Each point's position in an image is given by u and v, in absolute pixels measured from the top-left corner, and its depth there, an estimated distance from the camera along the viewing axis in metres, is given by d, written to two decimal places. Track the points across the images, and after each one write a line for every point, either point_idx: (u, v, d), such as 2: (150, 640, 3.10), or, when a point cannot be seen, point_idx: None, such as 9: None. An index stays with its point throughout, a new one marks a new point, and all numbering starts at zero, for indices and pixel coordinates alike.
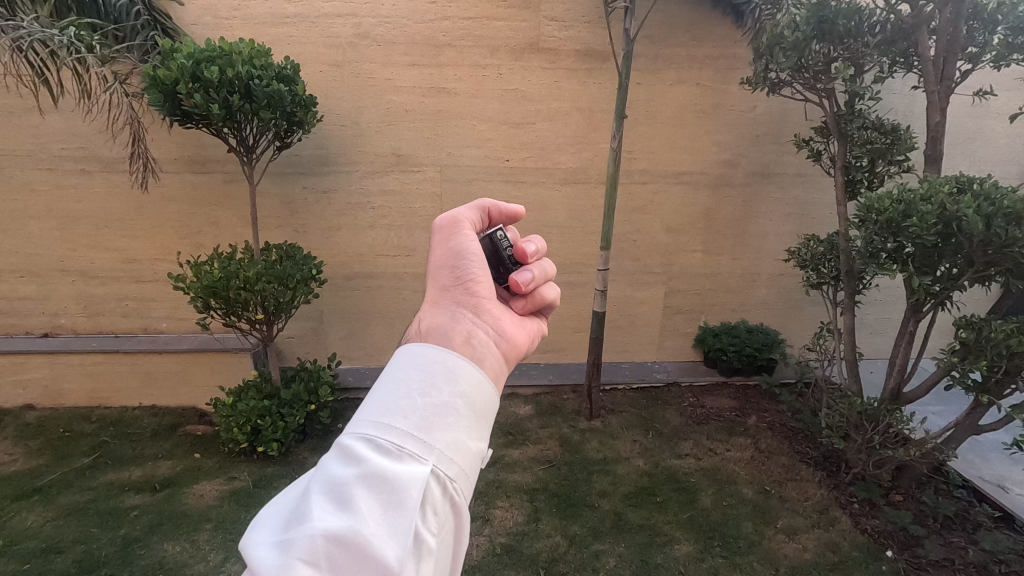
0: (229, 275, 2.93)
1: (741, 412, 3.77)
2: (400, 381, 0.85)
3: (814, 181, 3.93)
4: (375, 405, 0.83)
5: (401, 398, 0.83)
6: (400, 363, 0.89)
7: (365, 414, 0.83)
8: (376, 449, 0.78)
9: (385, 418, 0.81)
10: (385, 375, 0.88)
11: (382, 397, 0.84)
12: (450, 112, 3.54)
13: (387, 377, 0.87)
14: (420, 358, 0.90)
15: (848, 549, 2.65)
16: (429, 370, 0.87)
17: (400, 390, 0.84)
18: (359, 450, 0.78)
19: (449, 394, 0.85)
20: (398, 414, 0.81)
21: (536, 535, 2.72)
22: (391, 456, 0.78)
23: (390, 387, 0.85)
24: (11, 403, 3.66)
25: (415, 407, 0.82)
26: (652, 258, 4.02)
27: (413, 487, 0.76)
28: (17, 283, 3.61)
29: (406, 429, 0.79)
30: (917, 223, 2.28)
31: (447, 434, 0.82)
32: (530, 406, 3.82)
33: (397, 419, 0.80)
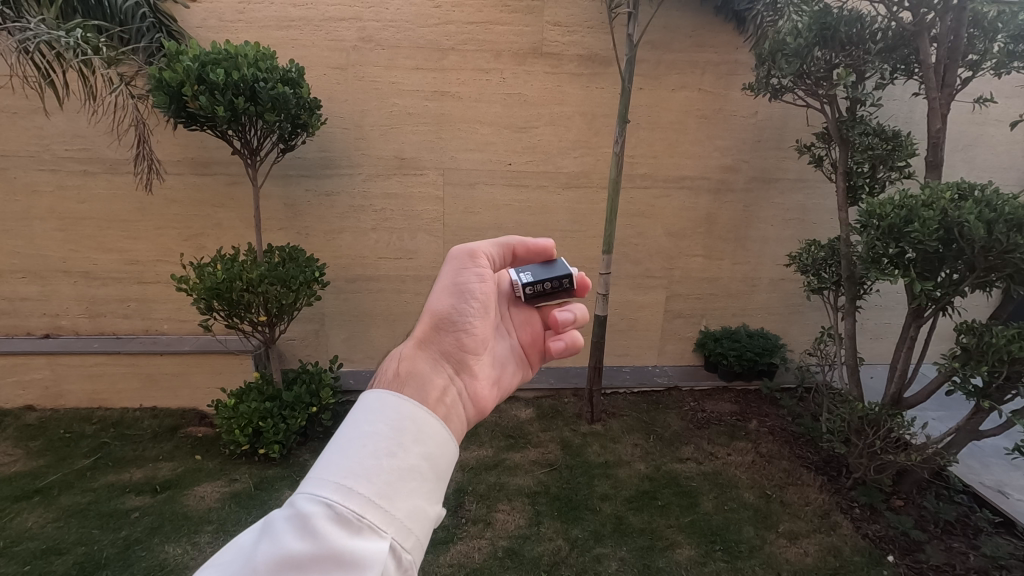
0: (232, 277, 2.93)
1: (742, 416, 3.77)
2: (367, 441, 0.86)
3: (815, 186, 3.95)
4: (337, 464, 0.82)
5: (366, 460, 0.83)
6: (367, 419, 0.90)
7: (325, 473, 0.81)
8: (337, 516, 0.77)
9: (348, 480, 0.80)
10: (348, 431, 0.88)
11: (345, 457, 0.83)
12: (454, 116, 3.56)
13: (351, 435, 0.87)
14: (388, 414, 0.91)
15: (850, 554, 2.66)
16: (397, 431, 0.89)
17: (366, 451, 0.84)
18: (318, 516, 0.77)
19: (414, 459, 0.87)
20: (362, 480, 0.81)
21: (538, 538, 2.72)
22: (351, 523, 0.77)
23: (356, 445, 0.85)
24: (12, 404, 3.66)
25: (379, 470, 0.83)
26: (653, 262, 4.03)
27: (370, 561, 0.75)
28: (18, 284, 3.61)
29: (370, 496, 0.80)
30: (919, 229, 2.29)
31: (408, 500, 0.83)
32: (531, 410, 3.83)
33: (361, 486, 0.80)
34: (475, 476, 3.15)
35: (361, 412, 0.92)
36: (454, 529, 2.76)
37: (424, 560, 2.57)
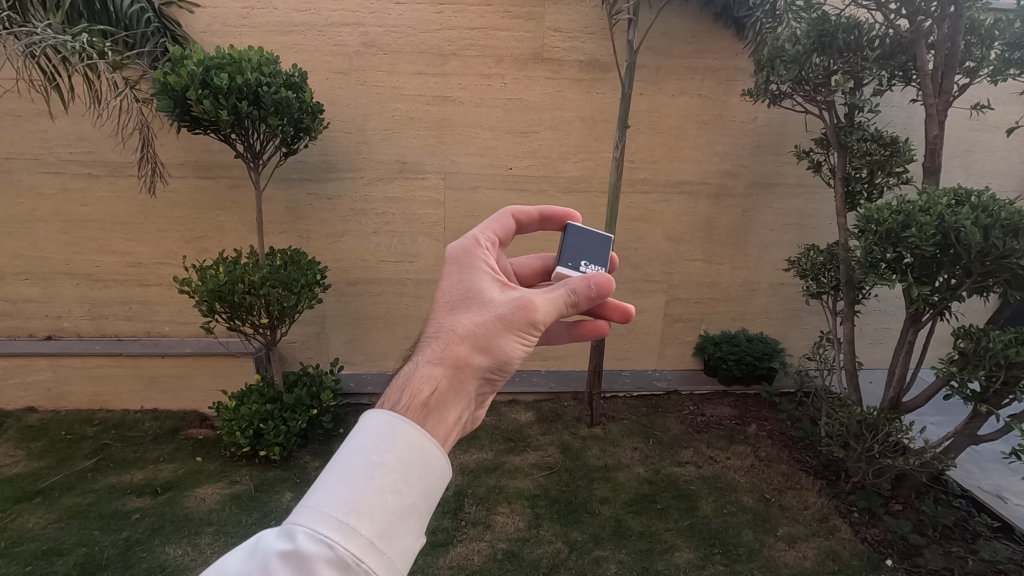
0: (235, 279, 2.95)
1: (741, 420, 3.79)
2: (374, 474, 0.86)
3: (814, 192, 3.97)
4: (339, 499, 0.83)
5: (368, 497, 0.84)
6: (376, 447, 0.90)
7: (325, 506, 0.82)
8: (336, 556, 0.78)
9: (350, 519, 0.81)
10: (354, 460, 0.88)
11: (347, 491, 0.84)
12: (455, 121, 3.58)
13: (358, 463, 0.87)
14: (395, 444, 0.91)
15: (848, 558, 2.66)
16: (405, 464, 0.89)
17: (369, 486, 0.85)
18: (317, 554, 0.78)
19: (415, 496, 0.88)
20: (364, 519, 0.82)
21: (537, 541, 2.73)
22: (351, 564, 0.78)
23: (361, 478, 0.85)
24: (14, 406, 3.68)
25: (380, 509, 0.83)
26: (653, 267, 4.05)
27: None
28: (21, 286, 3.63)
29: (370, 538, 0.81)
30: (916, 233, 2.31)
31: (405, 539, 0.85)
32: (531, 413, 3.84)
33: (362, 526, 0.81)
34: (475, 479, 3.16)
35: (365, 437, 0.92)
36: (454, 531, 2.77)
37: (424, 561, 2.58)
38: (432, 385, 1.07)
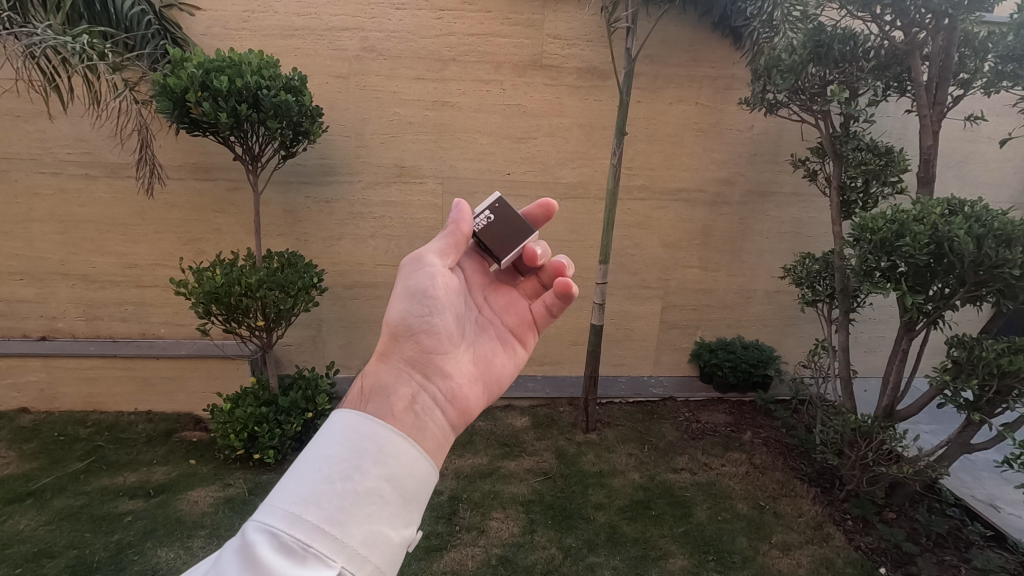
0: (231, 281, 2.95)
1: (737, 427, 3.80)
2: (325, 462, 0.87)
3: (810, 201, 4.00)
4: (288, 490, 0.83)
5: (317, 484, 0.83)
6: (327, 439, 0.91)
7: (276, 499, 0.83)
8: (284, 541, 0.77)
9: (297, 508, 0.80)
10: (305, 454, 0.88)
11: (295, 482, 0.84)
12: (454, 126, 3.60)
13: (310, 456, 0.88)
14: (347, 435, 0.92)
15: (842, 566, 2.66)
16: (356, 451, 0.90)
17: (318, 475, 0.84)
18: (267, 542, 0.77)
19: (370, 480, 0.87)
20: (312, 505, 0.81)
21: (532, 546, 2.72)
22: (302, 546, 0.77)
23: (311, 469, 0.85)
24: (6, 407, 3.65)
25: (330, 495, 0.83)
26: (650, 273, 4.06)
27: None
28: (17, 286, 3.61)
29: (318, 522, 0.79)
30: (909, 242, 2.33)
31: (364, 527, 0.83)
32: (527, 418, 3.84)
33: (310, 511, 0.80)
34: (470, 483, 3.16)
35: (319, 436, 0.93)
36: (447, 536, 2.76)
37: (418, 566, 2.57)
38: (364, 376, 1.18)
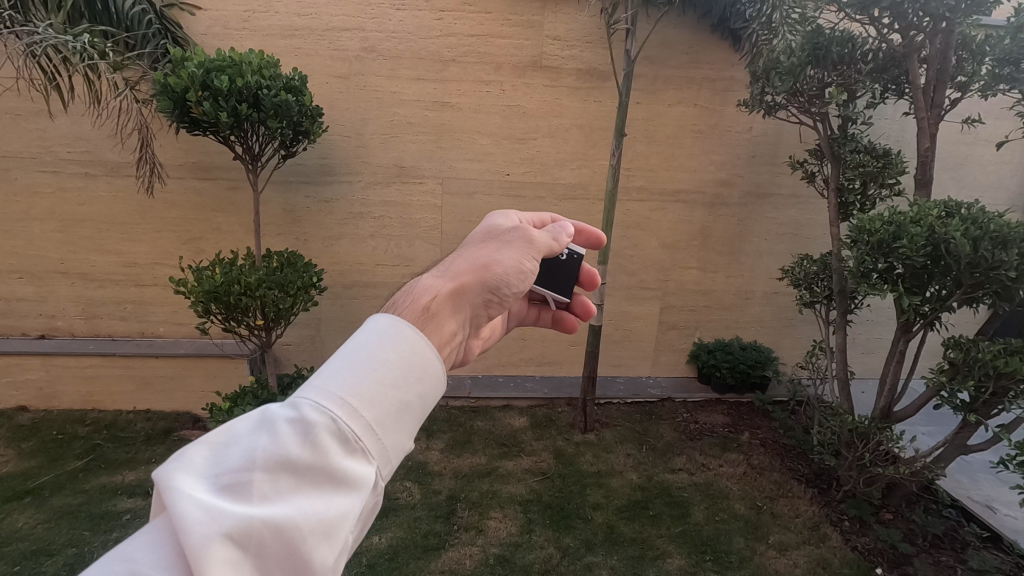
0: (231, 280, 2.95)
1: (735, 428, 3.81)
2: (381, 361, 0.83)
3: (808, 202, 4.01)
4: (342, 379, 0.80)
5: (372, 384, 0.80)
6: (385, 337, 0.87)
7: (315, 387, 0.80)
8: (326, 433, 0.75)
9: (351, 401, 0.78)
10: (362, 348, 0.84)
11: (352, 373, 0.80)
12: (454, 126, 3.61)
13: (366, 349, 0.84)
14: (404, 343, 0.87)
15: (838, 566, 2.67)
16: (411, 360, 0.86)
17: (374, 375, 0.81)
18: (306, 431, 0.75)
19: (413, 388, 0.84)
20: (364, 402, 0.78)
21: (530, 546, 2.73)
22: (342, 442, 0.75)
23: (366, 365, 0.82)
24: (5, 405, 3.64)
25: (381, 397, 0.80)
26: (649, 274, 4.08)
27: (354, 490, 0.75)
28: (16, 284, 3.61)
29: (369, 421, 0.78)
30: (906, 244, 2.34)
31: (403, 436, 0.82)
32: (525, 418, 3.85)
33: (362, 408, 0.78)
34: (468, 483, 3.16)
35: (377, 332, 0.88)
36: (445, 536, 2.77)
37: (416, 565, 2.58)
38: (436, 291, 1.11)
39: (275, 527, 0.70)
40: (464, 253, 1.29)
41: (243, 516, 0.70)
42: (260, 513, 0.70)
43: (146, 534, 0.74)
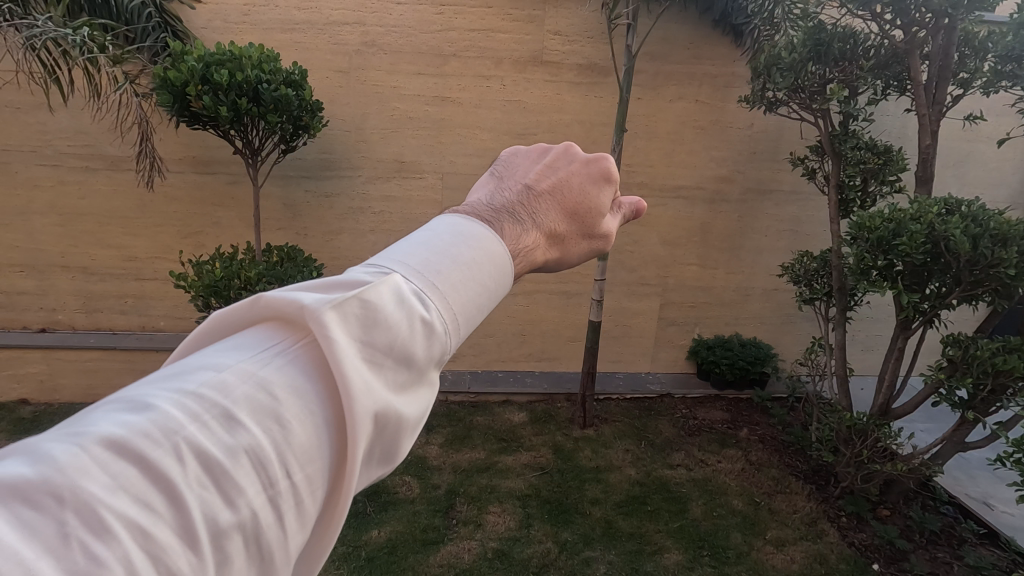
0: (231, 275, 2.96)
1: (733, 424, 3.82)
2: (474, 260, 0.73)
3: (808, 199, 4.01)
4: (440, 267, 0.70)
5: (468, 283, 0.71)
6: (476, 239, 0.76)
7: (411, 269, 0.68)
8: (424, 319, 0.64)
9: (448, 292, 0.68)
10: (456, 244, 0.74)
11: (449, 266, 0.71)
12: (454, 122, 3.60)
13: (460, 244, 0.74)
14: (492, 258, 0.76)
15: (835, 562, 2.69)
16: (497, 271, 0.76)
17: (469, 273, 0.72)
18: (411, 309, 0.64)
19: (490, 302, 0.75)
20: (459, 296, 0.69)
21: (528, 540, 2.74)
22: (436, 334, 0.65)
23: (461, 261, 0.72)
24: (6, 397, 3.65)
25: (471, 298, 0.71)
26: (649, 270, 4.08)
27: (427, 391, 0.65)
28: (16, 277, 3.62)
29: (459, 317, 0.69)
30: (906, 241, 2.34)
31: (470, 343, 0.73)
32: (524, 413, 3.87)
33: (457, 300, 0.69)
34: (467, 478, 3.17)
35: (467, 232, 0.77)
36: (444, 530, 2.78)
37: (414, 559, 2.59)
38: (531, 263, 0.87)
39: (380, 402, 0.57)
40: (579, 187, 0.98)
41: (355, 374, 0.56)
42: (368, 379, 0.57)
43: (206, 366, 0.54)
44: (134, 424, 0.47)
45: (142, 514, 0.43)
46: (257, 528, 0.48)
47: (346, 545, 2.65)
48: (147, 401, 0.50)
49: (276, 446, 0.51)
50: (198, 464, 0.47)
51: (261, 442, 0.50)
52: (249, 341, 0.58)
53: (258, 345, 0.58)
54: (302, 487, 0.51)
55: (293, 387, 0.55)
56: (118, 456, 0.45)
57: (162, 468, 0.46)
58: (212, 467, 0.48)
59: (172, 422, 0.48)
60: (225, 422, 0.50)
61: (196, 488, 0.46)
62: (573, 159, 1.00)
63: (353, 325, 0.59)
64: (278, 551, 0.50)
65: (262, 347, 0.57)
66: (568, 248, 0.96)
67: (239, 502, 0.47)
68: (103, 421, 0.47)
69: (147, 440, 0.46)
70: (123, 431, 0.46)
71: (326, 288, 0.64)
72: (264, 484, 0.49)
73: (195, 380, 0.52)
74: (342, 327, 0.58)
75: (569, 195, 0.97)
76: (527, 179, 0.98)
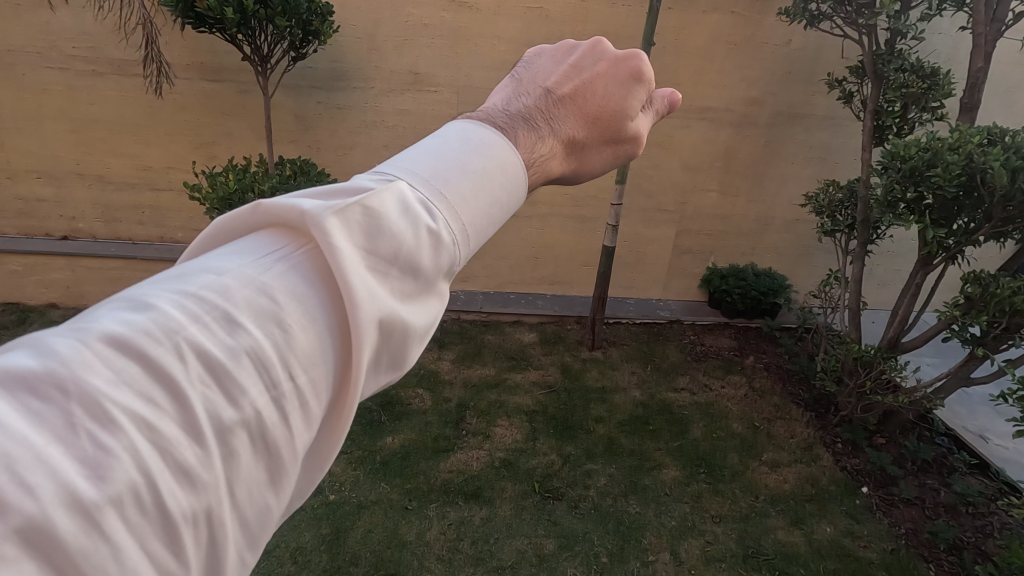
0: (245, 188, 2.95)
1: (740, 352, 3.87)
2: (483, 168, 0.72)
3: (841, 125, 3.81)
4: (446, 176, 0.69)
5: (474, 191, 0.70)
6: (485, 146, 0.74)
7: (416, 179, 0.68)
8: (429, 228, 0.64)
9: (453, 203, 0.68)
10: (464, 151, 0.72)
11: (455, 174, 0.70)
12: (472, 31, 3.40)
13: (467, 150, 0.73)
14: (503, 165, 0.74)
15: (826, 483, 2.80)
16: (507, 179, 0.75)
17: (476, 181, 0.71)
18: (414, 217, 0.63)
19: (502, 215, 0.74)
20: (466, 206, 0.69)
21: (533, 452, 2.88)
22: (440, 244, 0.65)
23: (468, 167, 0.71)
24: (35, 301, 3.77)
25: (479, 207, 0.70)
26: (667, 196, 3.98)
27: (434, 302, 0.66)
28: (34, 184, 3.64)
29: (467, 227, 0.68)
30: (940, 173, 2.24)
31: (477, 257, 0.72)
32: (535, 334, 3.95)
33: (464, 210, 0.68)
34: (477, 393, 3.30)
35: (474, 138, 0.75)
36: (454, 440, 2.93)
37: (426, 464, 2.76)
38: (549, 170, 0.84)
39: (382, 309, 0.57)
40: (603, 91, 0.93)
41: (358, 281, 0.56)
42: (371, 286, 0.57)
43: (209, 272, 0.55)
44: (135, 321, 0.48)
45: (146, 407, 0.44)
46: (262, 426, 0.49)
47: (362, 449, 2.82)
48: (149, 301, 0.50)
49: (275, 348, 0.51)
50: (200, 362, 0.48)
51: (262, 345, 0.51)
52: (252, 248, 0.59)
53: (259, 250, 0.58)
54: (305, 390, 0.52)
55: (293, 292, 0.55)
56: (121, 353, 0.46)
57: (164, 363, 0.46)
58: (213, 366, 0.48)
59: (172, 322, 0.49)
60: (226, 323, 0.51)
61: (198, 386, 0.47)
62: (600, 59, 0.95)
63: (354, 234, 0.60)
64: (287, 448, 0.50)
65: (263, 252, 0.58)
66: (587, 160, 0.93)
67: (243, 401, 0.48)
68: (105, 318, 0.48)
69: (148, 337, 0.47)
70: (124, 329, 0.47)
71: (329, 196, 0.64)
72: (266, 385, 0.50)
73: (197, 285, 0.53)
74: (343, 235, 0.59)
75: (591, 100, 0.93)
76: (547, 83, 0.94)
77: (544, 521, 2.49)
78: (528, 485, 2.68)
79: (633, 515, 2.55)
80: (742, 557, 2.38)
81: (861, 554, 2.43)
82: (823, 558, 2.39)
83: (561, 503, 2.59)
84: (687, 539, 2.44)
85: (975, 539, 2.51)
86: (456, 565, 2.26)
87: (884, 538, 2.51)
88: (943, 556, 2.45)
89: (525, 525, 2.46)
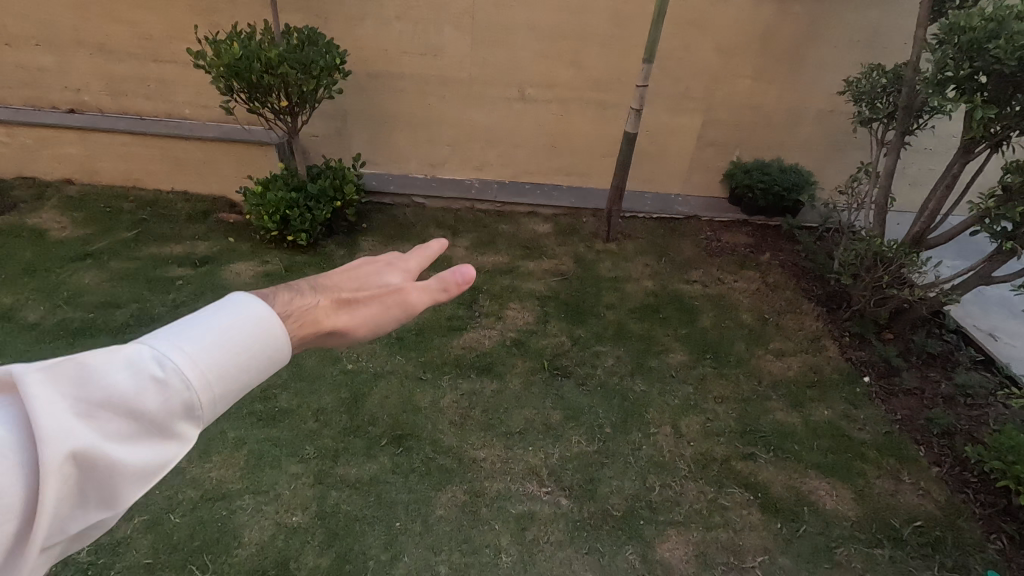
0: (251, 55, 2.82)
1: (756, 249, 3.82)
2: (216, 346, 0.88)
3: (895, 3, 3.48)
4: (179, 348, 0.85)
5: (201, 359, 0.86)
6: (233, 332, 0.91)
7: (153, 347, 0.85)
8: (153, 383, 0.82)
9: (174, 370, 0.83)
10: (202, 328, 0.89)
11: (187, 345, 0.86)
12: None
13: (205, 331, 0.89)
14: (242, 353, 0.91)
15: (829, 372, 2.86)
16: (247, 367, 0.91)
17: (205, 359, 0.86)
18: (131, 377, 0.81)
19: (243, 386, 0.91)
20: (193, 374, 0.84)
21: (544, 334, 2.96)
22: (165, 394, 0.82)
23: (202, 340, 0.88)
24: (51, 177, 3.78)
25: (208, 374, 0.85)
26: (696, 82, 3.75)
27: (172, 443, 0.83)
28: (35, 53, 3.51)
29: (194, 391, 0.84)
30: (1002, 45, 2.05)
31: (219, 404, 0.88)
32: (549, 225, 3.91)
33: (187, 373, 0.84)
34: (490, 278, 3.33)
35: (219, 317, 0.92)
36: (467, 320, 3.00)
37: (440, 341, 2.85)
38: None
39: (73, 444, 0.74)
40: None
41: (46, 429, 0.74)
42: (65, 429, 0.75)
43: None
44: None
45: None
46: None
47: None
48: None
49: None
50: None
51: None
52: (6, 408, 0.78)
53: None
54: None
55: None
56: None
57: None
58: None
59: None
60: None
61: None
62: None
63: (72, 390, 0.79)
64: None
65: None
66: None
67: None
68: None
69: None
70: None
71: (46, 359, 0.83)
72: None
73: None
74: (59, 392, 0.78)
75: None
76: None
77: (552, 395, 2.60)
78: (538, 363, 2.77)
79: (638, 393, 2.65)
80: (740, 432, 2.48)
81: (855, 435, 2.52)
82: (818, 437, 2.49)
83: (569, 379, 2.69)
84: (689, 415, 2.55)
85: (968, 425, 2.57)
86: (467, 428, 2.40)
87: (879, 422, 2.59)
88: (934, 439, 2.52)
89: (534, 398, 2.57)
